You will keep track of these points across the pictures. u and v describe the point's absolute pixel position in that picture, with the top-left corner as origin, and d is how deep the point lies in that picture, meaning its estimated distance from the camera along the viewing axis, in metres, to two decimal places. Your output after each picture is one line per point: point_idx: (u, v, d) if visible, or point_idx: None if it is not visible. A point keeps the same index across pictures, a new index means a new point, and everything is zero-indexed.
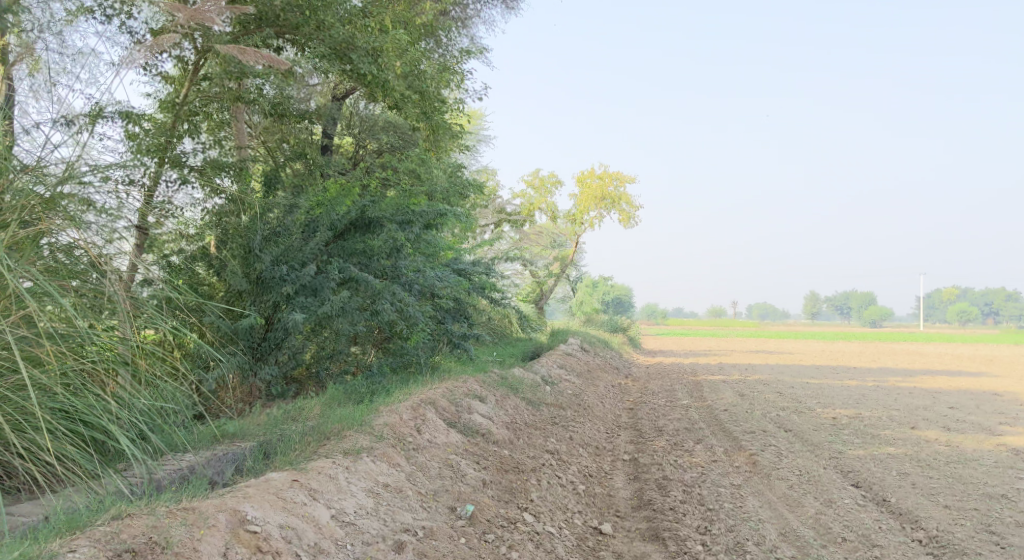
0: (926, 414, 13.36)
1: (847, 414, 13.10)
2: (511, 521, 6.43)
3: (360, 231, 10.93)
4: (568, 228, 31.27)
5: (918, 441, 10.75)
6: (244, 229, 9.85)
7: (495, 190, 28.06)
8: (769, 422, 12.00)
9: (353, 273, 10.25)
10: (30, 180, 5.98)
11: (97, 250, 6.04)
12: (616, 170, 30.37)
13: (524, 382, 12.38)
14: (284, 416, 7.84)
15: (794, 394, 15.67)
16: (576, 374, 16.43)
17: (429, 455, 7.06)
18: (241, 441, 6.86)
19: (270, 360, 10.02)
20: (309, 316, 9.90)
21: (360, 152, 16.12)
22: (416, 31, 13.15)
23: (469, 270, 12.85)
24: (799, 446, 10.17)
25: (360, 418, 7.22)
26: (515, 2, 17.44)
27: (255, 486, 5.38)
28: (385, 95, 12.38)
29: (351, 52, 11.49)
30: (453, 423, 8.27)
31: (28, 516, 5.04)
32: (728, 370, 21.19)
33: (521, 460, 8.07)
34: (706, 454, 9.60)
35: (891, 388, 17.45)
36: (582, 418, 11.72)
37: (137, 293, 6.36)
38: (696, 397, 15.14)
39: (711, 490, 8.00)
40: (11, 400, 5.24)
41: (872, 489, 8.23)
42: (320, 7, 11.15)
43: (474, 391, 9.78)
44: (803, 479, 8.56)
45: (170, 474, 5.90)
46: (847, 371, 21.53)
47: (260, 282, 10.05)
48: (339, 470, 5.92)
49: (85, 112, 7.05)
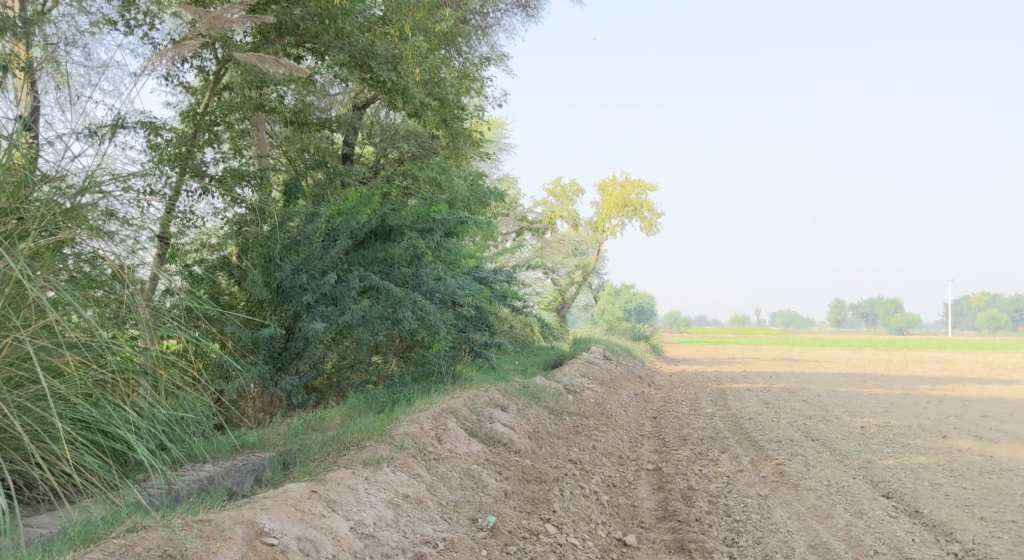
0: (957, 423, 13.08)
1: (875, 423, 12.86)
2: (534, 532, 6.33)
3: (381, 239, 10.97)
4: (590, 236, 31.13)
5: (950, 451, 10.51)
6: (265, 239, 9.76)
7: (516, 198, 28.03)
8: (795, 431, 11.80)
9: (374, 281, 10.23)
10: (51, 190, 5.96)
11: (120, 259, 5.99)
12: (637, 177, 30.20)
13: (546, 391, 12.27)
14: (305, 425, 7.80)
15: (821, 403, 15.43)
16: (599, 382, 16.28)
17: (450, 465, 6.96)
18: (261, 451, 6.81)
19: (291, 369, 10.00)
20: (330, 325, 9.88)
21: (381, 161, 16.12)
22: (436, 39, 13.13)
23: (490, 278, 12.79)
24: (828, 455, 9.97)
25: (380, 428, 7.15)
26: (535, 10, 17.41)
27: (272, 497, 5.31)
28: (405, 103, 12.36)
29: (370, 60, 11.54)
30: (474, 432, 8.18)
31: (46, 529, 5.04)
32: (752, 378, 20.94)
33: (543, 470, 7.96)
34: (732, 463, 9.44)
35: (921, 396, 17.15)
36: (605, 427, 11.59)
37: (158, 302, 6.32)
38: (720, 406, 14.95)
39: (738, 501, 7.84)
40: (31, 411, 5.21)
41: (904, 500, 8.04)
42: (339, 16, 11.12)
43: (496, 400, 9.69)
44: (832, 489, 8.38)
45: (189, 484, 5.87)
46: (875, 379, 21.20)
47: (281, 291, 10.05)
48: (358, 481, 5.85)
49: (107, 123, 7.08)
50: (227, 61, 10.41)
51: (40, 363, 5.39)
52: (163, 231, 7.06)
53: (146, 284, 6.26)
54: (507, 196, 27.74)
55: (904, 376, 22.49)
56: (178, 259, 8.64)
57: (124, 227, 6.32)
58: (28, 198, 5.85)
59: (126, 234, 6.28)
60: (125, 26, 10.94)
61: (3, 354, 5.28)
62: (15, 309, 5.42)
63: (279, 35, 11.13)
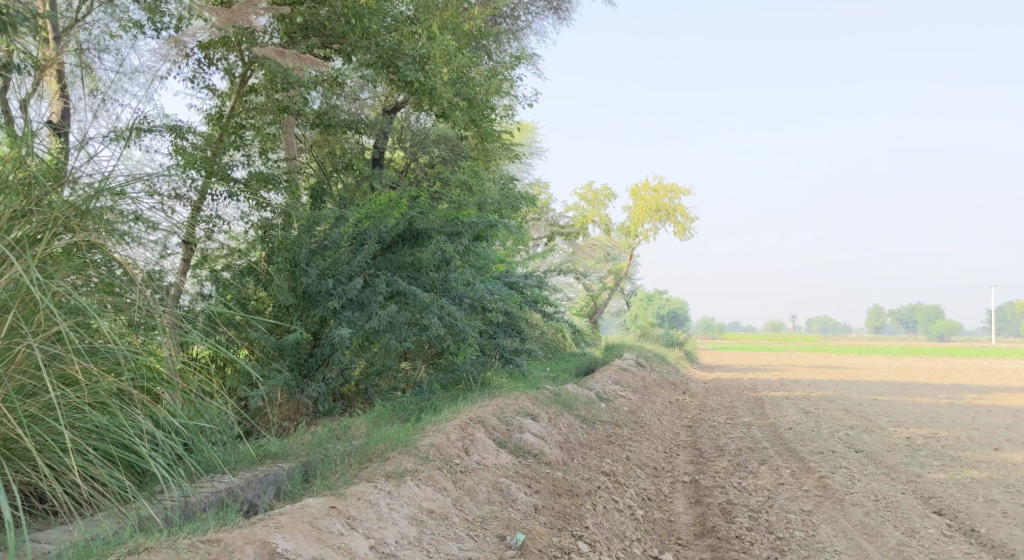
0: (1009, 435, 12.53)
1: (922, 434, 12.35)
2: (565, 550, 6.01)
3: (408, 243, 10.63)
4: (622, 242, 30.58)
5: (1003, 464, 10.01)
6: (290, 243, 9.61)
7: (548, 203, 27.70)
8: (838, 442, 11.34)
9: (402, 287, 9.96)
10: (70, 193, 5.75)
11: (139, 266, 5.79)
12: (670, 182, 29.77)
13: (578, 399, 11.94)
14: (329, 435, 7.57)
15: (863, 412, 14.88)
16: (632, 390, 15.87)
17: (478, 478, 6.66)
18: (282, 462, 6.56)
19: (317, 376, 9.74)
20: (356, 331, 9.65)
21: (412, 165, 15.87)
22: (465, 39, 12.88)
23: (520, 283, 12.49)
24: (873, 468, 9.53)
25: (404, 439, 6.88)
26: (567, 12, 17.15)
27: (289, 513, 5.07)
28: (433, 103, 12.06)
29: (397, 59, 11.31)
30: (503, 443, 7.89)
31: (53, 544, 4.81)
32: (789, 386, 20.39)
33: (575, 482, 7.64)
34: (772, 476, 9.04)
35: (968, 405, 16.56)
36: (639, 437, 11.24)
37: (183, 309, 6.11)
38: (758, 415, 14.47)
39: (780, 517, 7.46)
40: (43, 421, 5.00)
41: (958, 518, 7.61)
42: (366, 15, 10.93)
43: (526, 409, 9.36)
44: (880, 505, 7.95)
45: (208, 496, 5.63)
46: (918, 387, 20.56)
47: (306, 297, 9.83)
48: (380, 496, 5.59)
49: (129, 125, 6.88)
50: (252, 63, 10.24)
51: (53, 371, 5.15)
52: (188, 238, 6.85)
53: (172, 290, 6.08)
54: (539, 200, 27.43)
55: (948, 384, 21.83)
56: (208, 264, 8.44)
57: (149, 231, 6.10)
58: (43, 201, 5.61)
59: (151, 240, 6.08)
60: (152, 28, 10.82)
61: (15, 363, 5.05)
62: (28, 317, 5.16)
63: (305, 36, 11.14)
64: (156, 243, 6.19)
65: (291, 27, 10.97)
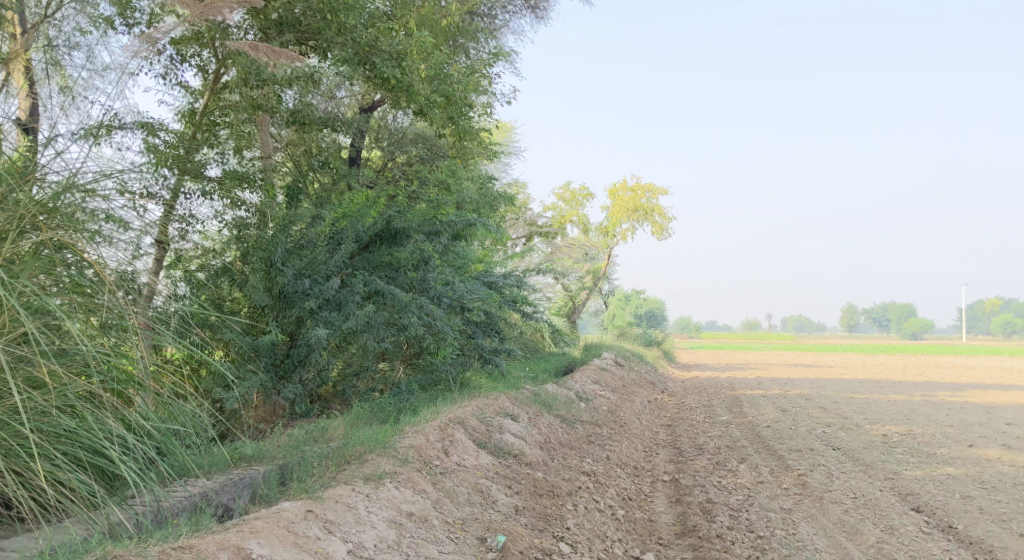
0: (983, 431, 12.63)
1: (898, 431, 12.42)
2: (546, 552, 5.93)
3: (386, 242, 10.53)
4: (600, 241, 30.58)
5: (979, 461, 10.07)
6: (266, 242, 9.52)
7: (526, 202, 27.59)
8: (817, 440, 11.38)
9: (379, 286, 9.83)
10: (37, 191, 5.63)
11: (111, 268, 5.68)
12: (648, 182, 29.82)
13: (558, 399, 11.87)
14: (307, 436, 7.46)
15: (840, 410, 14.93)
16: (611, 389, 15.83)
17: (458, 479, 6.57)
18: (258, 464, 6.43)
19: (294, 378, 9.61)
20: (333, 332, 9.52)
21: (389, 164, 15.73)
22: (442, 35, 12.77)
23: (499, 283, 12.43)
24: (851, 465, 9.56)
25: (383, 440, 6.78)
26: (546, 11, 17.08)
27: (264, 518, 4.96)
28: (410, 100, 11.92)
29: (374, 56, 11.21)
30: (483, 444, 7.81)
31: (17, 552, 4.67)
32: (766, 385, 20.43)
33: (556, 483, 7.58)
34: (752, 474, 9.04)
35: (944, 402, 16.66)
36: (620, 436, 11.21)
37: (155, 310, 5.99)
38: (736, 414, 14.47)
39: (761, 516, 7.44)
40: (7, 425, 4.85)
41: (936, 515, 7.64)
42: (342, 11, 10.77)
43: (506, 409, 9.28)
44: (859, 503, 7.96)
45: (181, 500, 5.48)
46: (894, 385, 20.64)
47: (282, 297, 9.68)
48: (358, 499, 5.49)
49: (98, 122, 6.72)
50: (225, 60, 10.08)
51: (19, 374, 5.01)
52: (160, 237, 6.74)
53: (144, 292, 5.97)
54: (517, 200, 27.32)
55: (921, 382, 21.88)
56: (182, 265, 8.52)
57: (121, 231, 5.99)
58: (8, 198, 5.48)
59: (124, 240, 5.95)
60: (124, 24, 10.60)
61: None
62: None
63: (279, 31, 10.84)
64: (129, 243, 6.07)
65: (266, 22, 10.66)
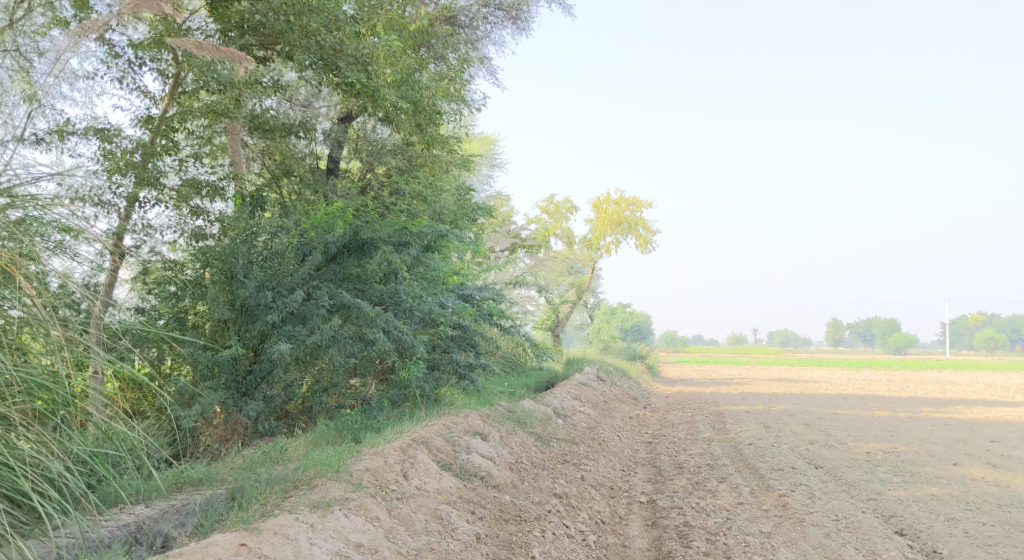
0: (968, 449, 12.36)
1: (882, 449, 12.13)
2: None
3: (354, 254, 10.13)
4: (585, 254, 30.02)
5: (963, 480, 9.79)
6: (227, 254, 9.16)
7: (508, 216, 27.26)
8: (798, 458, 11.06)
9: (345, 299, 9.42)
10: None
11: (56, 283, 5.28)
12: (632, 195, 29.54)
13: (534, 416, 11.52)
14: (263, 457, 7.09)
15: (823, 427, 14.65)
16: (591, 405, 15.49)
17: (416, 505, 6.22)
18: (205, 489, 6.07)
19: (256, 395, 9.20)
20: (297, 346, 9.13)
21: (368, 175, 15.41)
22: (412, 40, 12.39)
23: (475, 296, 12.09)
24: (833, 485, 9.23)
25: (337, 463, 6.41)
26: (526, 22, 16.79)
27: (191, 555, 4.64)
28: (377, 107, 11.56)
29: (339, 60, 10.92)
30: (448, 465, 7.46)
31: None
32: (750, 400, 20.11)
33: (523, 508, 7.28)
34: (731, 495, 8.71)
35: (928, 419, 16.39)
36: (596, 454, 10.90)
37: (105, 326, 5.49)
38: (718, 430, 14.18)
39: (739, 540, 7.13)
40: None
41: (920, 539, 7.32)
42: (306, 13, 10.59)
43: (475, 427, 8.94)
44: (841, 526, 7.64)
45: (112, 531, 5.15)
46: (879, 401, 20.38)
47: (244, 310, 9.26)
48: (300, 530, 5.14)
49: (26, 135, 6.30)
50: (181, 64, 9.93)
51: None
52: (116, 253, 6.30)
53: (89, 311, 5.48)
54: (499, 213, 26.99)
55: (906, 398, 21.58)
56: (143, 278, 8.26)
57: (73, 245, 5.58)
58: None
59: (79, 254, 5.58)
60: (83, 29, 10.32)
61: None
62: None
63: (241, 34, 10.84)
64: (86, 258, 5.65)
65: (227, 24, 10.63)
